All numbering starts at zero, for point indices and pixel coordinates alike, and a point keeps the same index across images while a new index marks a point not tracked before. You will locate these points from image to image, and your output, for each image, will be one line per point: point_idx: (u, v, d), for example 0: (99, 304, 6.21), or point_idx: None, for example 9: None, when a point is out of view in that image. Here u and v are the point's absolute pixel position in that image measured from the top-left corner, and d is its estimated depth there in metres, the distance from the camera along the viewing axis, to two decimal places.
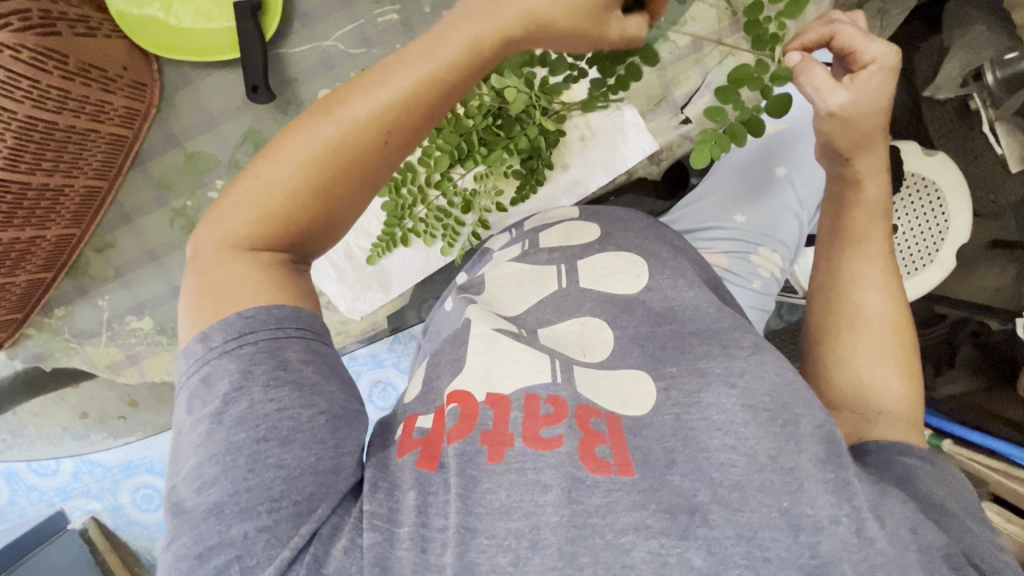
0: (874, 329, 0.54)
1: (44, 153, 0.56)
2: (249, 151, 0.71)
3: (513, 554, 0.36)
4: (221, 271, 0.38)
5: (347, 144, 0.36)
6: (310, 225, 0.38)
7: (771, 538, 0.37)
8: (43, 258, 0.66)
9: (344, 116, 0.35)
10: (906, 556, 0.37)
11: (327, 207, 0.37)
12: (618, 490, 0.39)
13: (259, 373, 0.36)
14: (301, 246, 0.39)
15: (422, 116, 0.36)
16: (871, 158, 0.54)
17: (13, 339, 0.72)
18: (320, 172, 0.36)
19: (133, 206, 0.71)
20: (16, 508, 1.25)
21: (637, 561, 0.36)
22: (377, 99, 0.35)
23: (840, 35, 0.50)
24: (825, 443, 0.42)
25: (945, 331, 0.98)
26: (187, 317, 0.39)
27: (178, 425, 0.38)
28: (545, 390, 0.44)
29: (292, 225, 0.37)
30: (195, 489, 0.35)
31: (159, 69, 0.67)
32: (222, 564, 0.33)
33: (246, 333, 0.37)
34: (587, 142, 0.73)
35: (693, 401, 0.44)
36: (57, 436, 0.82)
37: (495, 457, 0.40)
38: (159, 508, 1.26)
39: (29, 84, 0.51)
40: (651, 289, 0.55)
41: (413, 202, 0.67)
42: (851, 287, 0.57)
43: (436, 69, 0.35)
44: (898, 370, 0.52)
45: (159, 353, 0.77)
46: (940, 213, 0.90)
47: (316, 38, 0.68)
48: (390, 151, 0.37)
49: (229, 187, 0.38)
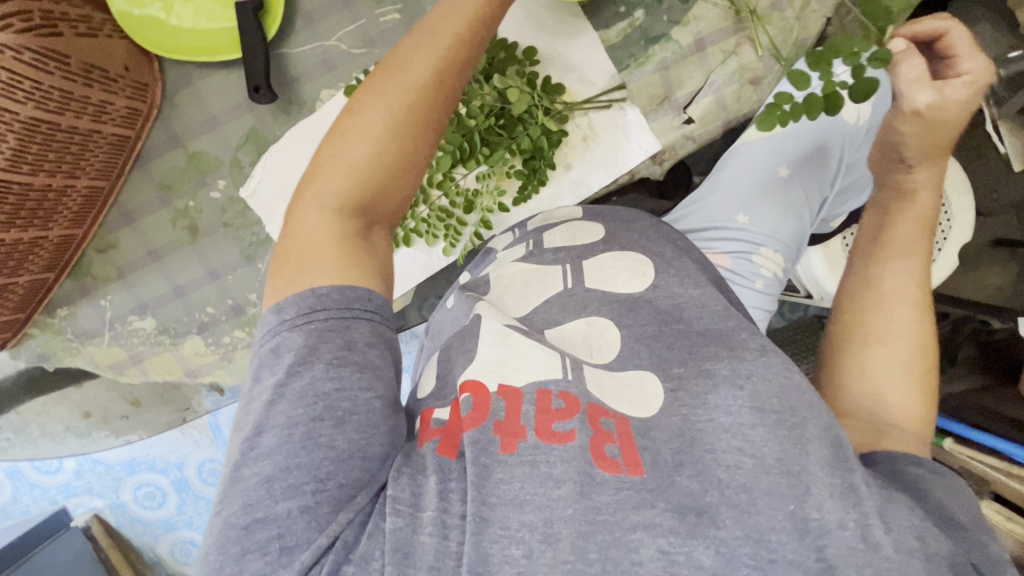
0: (900, 342, 0.54)
1: (46, 154, 0.56)
2: (252, 152, 0.71)
3: (526, 546, 0.36)
4: (308, 239, 0.43)
5: (410, 104, 0.44)
6: (385, 169, 0.44)
7: (777, 540, 0.37)
8: (47, 259, 0.66)
9: (404, 69, 0.45)
10: (911, 562, 0.37)
11: (400, 149, 0.44)
12: (627, 488, 0.39)
13: (324, 350, 0.39)
14: (379, 206, 0.45)
15: (466, 67, 0.47)
16: (932, 170, 0.55)
17: (16, 340, 0.73)
18: (395, 129, 0.44)
19: (136, 206, 0.71)
20: (20, 505, 1.25)
21: (646, 559, 0.36)
22: (431, 60, 0.45)
23: (953, 32, 0.45)
24: (832, 447, 0.42)
25: (948, 330, 1.02)
26: (274, 292, 0.43)
27: (250, 387, 0.41)
28: (557, 385, 0.45)
29: (371, 174, 0.44)
30: (252, 458, 0.38)
31: (160, 69, 0.67)
32: (265, 538, 0.35)
33: (317, 310, 0.41)
34: (590, 142, 0.72)
35: (699, 402, 0.44)
36: (60, 434, 0.81)
37: (508, 447, 0.40)
38: (162, 505, 1.26)
39: (31, 86, 0.51)
40: (657, 287, 0.55)
41: (415, 203, 0.68)
42: (884, 299, 0.57)
43: (465, 31, 0.46)
44: (915, 386, 0.53)
45: (162, 353, 0.77)
46: (943, 212, 0.90)
47: (319, 38, 0.68)
48: (447, 101, 0.46)
49: (312, 169, 0.45)
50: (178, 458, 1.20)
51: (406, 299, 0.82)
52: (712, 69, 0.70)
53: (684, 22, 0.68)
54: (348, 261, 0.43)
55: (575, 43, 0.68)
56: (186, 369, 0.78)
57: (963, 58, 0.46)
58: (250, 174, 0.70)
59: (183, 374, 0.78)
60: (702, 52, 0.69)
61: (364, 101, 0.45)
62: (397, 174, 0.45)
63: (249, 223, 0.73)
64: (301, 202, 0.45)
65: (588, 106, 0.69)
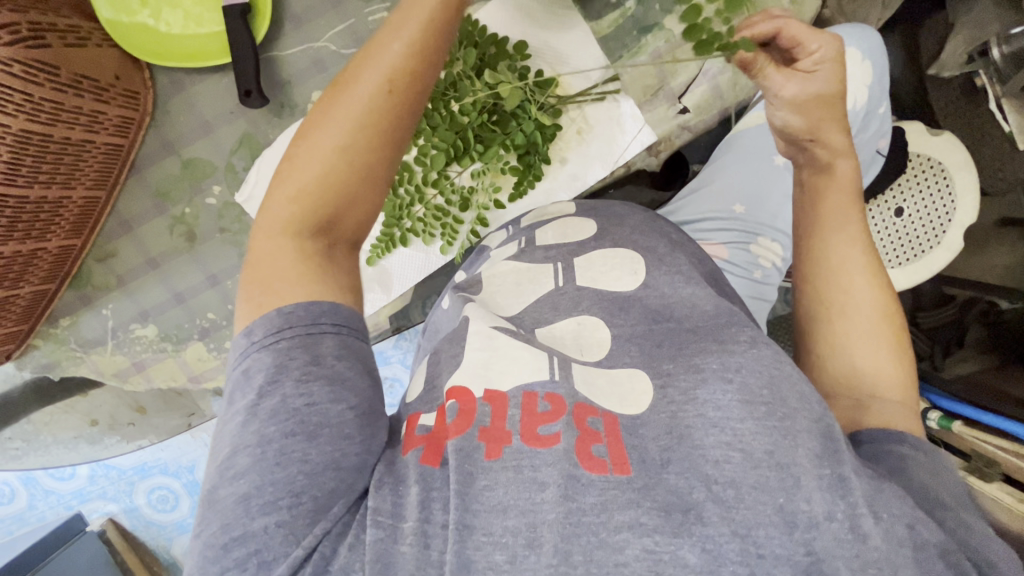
0: (862, 313, 0.54)
1: (40, 167, 0.56)
2: (246, 156, 0.71)
3: (510, 551, 0.36)
4: (274, 255, 0.42)
5: (358, 120, 0.41)
6: (337, 191, 0.41)
7: (765, 534, 0.37)
8: (46, 270, 0.66)
9: (358, 84, 0.41)
10: (900, 553, 0.37)
11: (349, 168, 0.41)
12: (613, 488, 0.39)
13: (292, 367, 0.39)
14: (341, 226, 0.43)
15: (420, 81, 0.42)
16: (833, 135, 0.54)
17: (20, 350, 0.73)
18: (344, 145, 0.41)
19: (133, 214, 0.71)
20: (36, 512, 1.27)
21: (631, 559, 0.36)
22: (382, 73, 0.41)
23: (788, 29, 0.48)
24: (821, 439, 0.42)
25: (955, 311, 0.99)
26: (242, 308, 0.42)
27: (222, 414, 0.41)
28: (542, 387, 0.44)
29: (323, 197, 0.41)
30: (227, 479, 0.37)
31: (151, 76, 0.67)
32: (243, 556, 0.35)
33: (284, 327, 0.40)
34: (585, 135, 0.72)
35: (688, 398, 0.44)
36: (72, 442, 0.82)
37: (493, 454, 0.40)
38: (175, 508, 1.28)
39: (22, 98, 0.51)
40: (648, 287, 0.54)
41: (411, 202, 0.67)
42: (835, 268, 0.56)
43: (418, 39, 0.41)
44: (888, 352, 0.53)
45: (165, 360, 0.77)
46: (947, 194, 0.90)
47: (308, 39, 0.68)
48: (400, 118, 0.42)
49: (271, 183, 0.43)
50: (188, 461, 1.21)
51: (405, 299, 0.82)
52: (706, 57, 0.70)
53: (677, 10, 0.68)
54: (307, 284, 0.42)
55: (569, 36, 0.67)
56: (189, 376, 0.79)
57: (810, 43, 0.49)
58: (244, 178, 0.70)
59: (186, 380, 0.79)
60: None
61: (319, 116, 0.42)
62: (354, 193, 0.42)
63: (245, 228, 0.73)
64: (262, 221, 0.43)
65: (582, 98, 0.69)
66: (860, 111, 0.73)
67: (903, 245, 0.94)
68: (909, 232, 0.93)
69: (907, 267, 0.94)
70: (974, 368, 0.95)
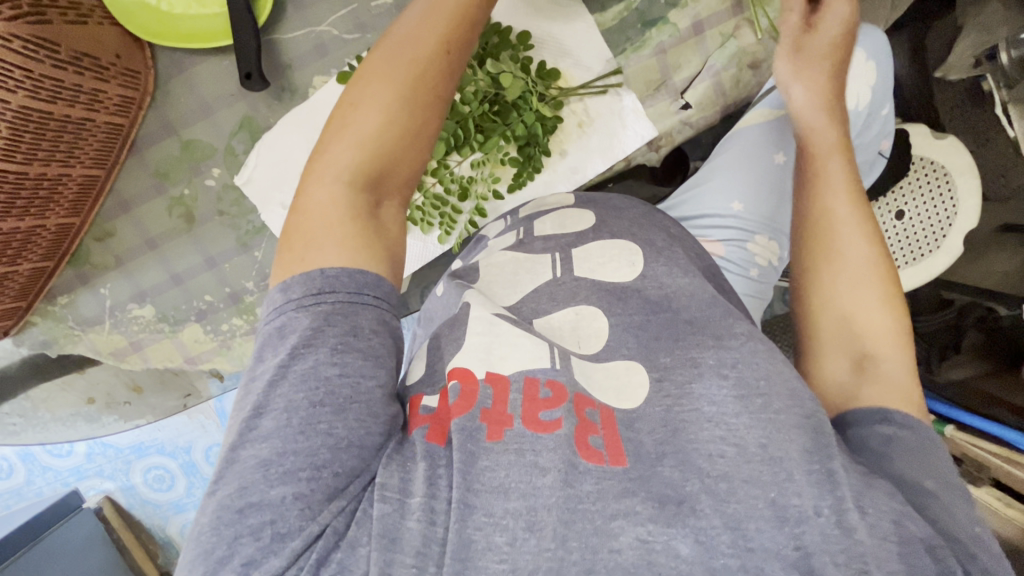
0: (855, 268, 0.54)
1: (39, 144, 0.56)
2: (245, 139, 0.71)
3: (509, 534, 0.36)
4: (324, 207, 0.43)
5: (415, 75, 0.44)
6: (397, 144, 0.44)
7: (755, 528, 0.37)
8: (45, 247, 0.66)
9: (409, 37, 0.45)
10: (885, 547, 0.37)
11: (411, 126, 0.44)
12: (609, 478, 0.39)
13: (330, 334, 0.39)
14: (392, 179, 0.45)
15: (464, 40, 0.47)
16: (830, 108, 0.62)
17: (18, 327, 0.74)
18: (406, 99, 0.44)
19: (132, 194, 0.71)
20: (33, 487, 1.28)
21: (625, 546, 0.36)
22: (433, 28, 0.46)
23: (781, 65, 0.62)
24: (812, 434, 0.42)
25: (953, 316, 0.96)
26: (281, 266, 0.43)
27: (249, 370, 0.41)
28: (544, 373, 0.45)
29: (387, 149, 0.44)
30: (242, 442, 0.38)
31: (152, 55, 0.67)
32: (257, 523, 0.35)
33: (325, 293, 0.40)
34: (585, 128, 0.72)
35: (684, 392, 0.45)
36: (69, 419, 0.82)
37: (494, 435, 0.41)
38: (171, 487, 1.29)
39: (21, 74, 0.51)
40: (646, 277, 0.54)
41: (410, 188, 0.70)
42: (830, 226, 0.56)
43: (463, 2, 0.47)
44: (881, 309, 0.52)
45: (162, 340, 0.78)
46: (948, 199, 0.90)
47: (309, 23, 0.68)
48: (448, 78, 0.46)
49: (326, 140, 0.44)
50: (184, 442, 1.22)
51: (403, 287, 0.82)
52: (710, 53, 0.70)
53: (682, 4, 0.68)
54: (353, 247, 0.42)
55: (571, 26, 0.67)
56: (186, 356, 0.79)
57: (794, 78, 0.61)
58: (243, 161, 0.71)
59: (182, 361, 0.80)
60: (701, 36, 0.69)
61: (371, 70, 0.45)
62: (408, 142, 0.45)
63: (244, 212, 0.73)
64: (312, 172, 0.44)
65: (583, 91, 0.69)
66: (863, 112, 0.72)
67: (903, 248, 0.94)
68: (907, 235, 0.93)
69: (906, 270, 0.94)
70: (969, 372, 0.95)
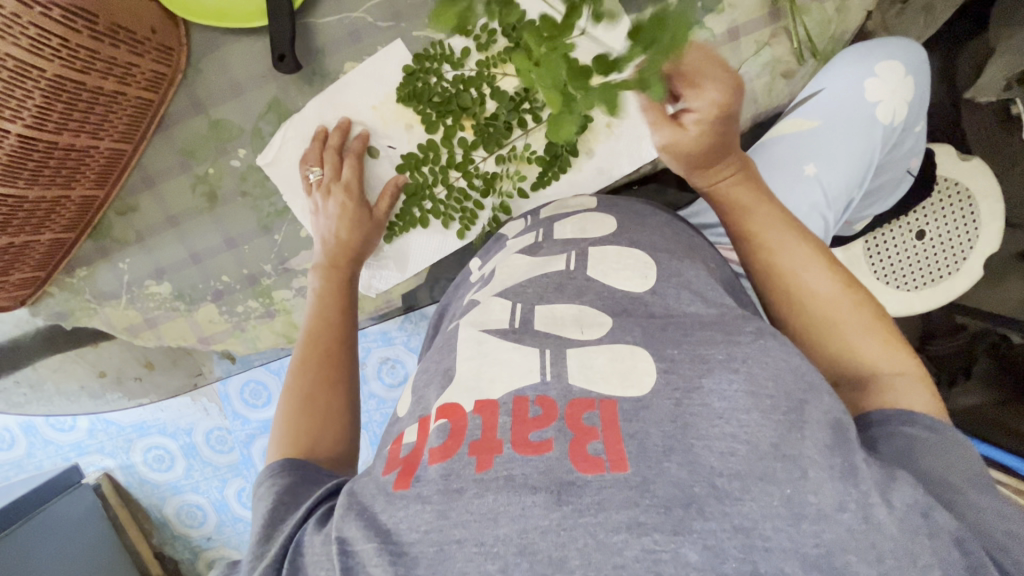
0: (837, 306, 0.54)
1: (70, 114, 0.56)
2: (273, 122, 0.71)
3: (501, 561, 0.35)
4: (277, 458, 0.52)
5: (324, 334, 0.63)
6: (322, 394, 0.57)
7: (772, 528, 0.36)
8: (68, 219, 0.67)
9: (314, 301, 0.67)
10: (917, 541, 0.37)
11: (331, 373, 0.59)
12: (609, 487, 0.37)
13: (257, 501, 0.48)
14: (328, 425, 0.56)
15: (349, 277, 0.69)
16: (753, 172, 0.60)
17: (35, 297, 0.74)
18: (322, 359, 0.60)
19: (156, 171, 0.71)
20: (34, 460, 1.29)
21: (630, 560, 0.35)
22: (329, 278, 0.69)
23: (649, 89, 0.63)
24: (832, 430, 0.41)
25: (965, 341, 0.98)
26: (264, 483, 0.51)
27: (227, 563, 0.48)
28: (533, 391, 0.43)
29: (317, 400, 0.57)
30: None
31: (187, 33, 0.67)
32: None
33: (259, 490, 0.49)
34: (614, 128, 0.71)
35: (693, 386, 0.42)
36: (75, 394, 0.82)
37: (484, 465, 0.39)
38: (170, 469, 1.29)
39: (58, 43, 0.50)
40: (656, 293, 0.52)
41: (434, 181, 0.71)
42: (797, 269, 0.56)
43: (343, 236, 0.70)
44: (873, 334, 0.52)
45: (176, 318, 0.78)
46: (970, 220, 0.89)
47: (345, 9, 0.67)
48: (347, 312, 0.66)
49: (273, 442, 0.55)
50: (186, 424, 1.21)
51: (418, 279, 0.81)
52: (745, 58, 0.68)
53: (719, 9, 0.67)
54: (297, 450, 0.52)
55: (608, 24, 0.67)
56: (200, 336, 0.80)
57: None
58: (269, 143, 0.71)
59: (195, 341, 0.80)
60: (736, 41, 0.68)
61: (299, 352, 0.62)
62: (329, 386, 0.58)
63: (267, 194, 0.73)
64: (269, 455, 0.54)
65: None
66: (897, 127, 0.70)
67: (924, 270, 0.92)
68: (932, 257, 0.91)
69: (924, 292, 0.94)
70: (979, 399, 0.96)
